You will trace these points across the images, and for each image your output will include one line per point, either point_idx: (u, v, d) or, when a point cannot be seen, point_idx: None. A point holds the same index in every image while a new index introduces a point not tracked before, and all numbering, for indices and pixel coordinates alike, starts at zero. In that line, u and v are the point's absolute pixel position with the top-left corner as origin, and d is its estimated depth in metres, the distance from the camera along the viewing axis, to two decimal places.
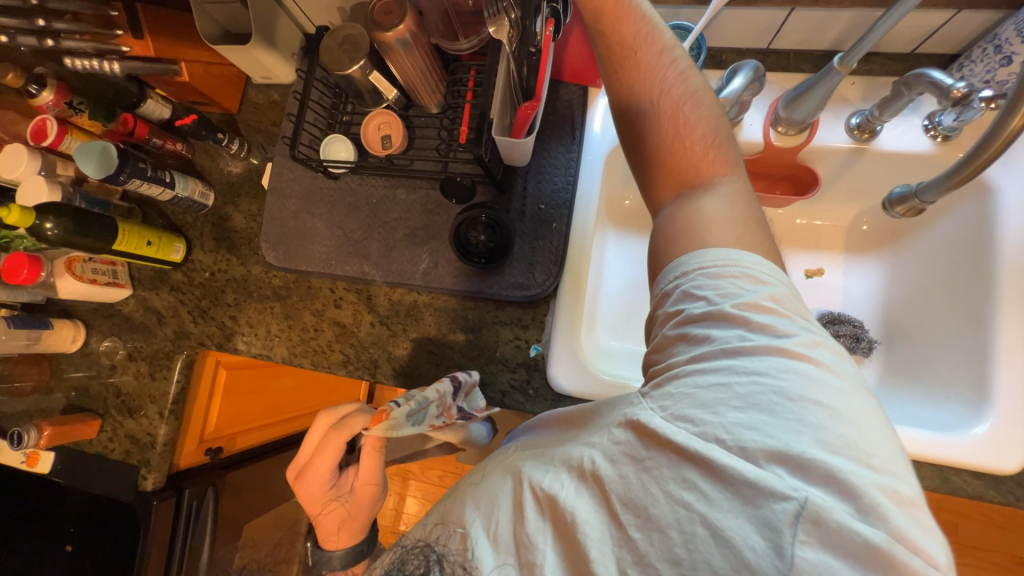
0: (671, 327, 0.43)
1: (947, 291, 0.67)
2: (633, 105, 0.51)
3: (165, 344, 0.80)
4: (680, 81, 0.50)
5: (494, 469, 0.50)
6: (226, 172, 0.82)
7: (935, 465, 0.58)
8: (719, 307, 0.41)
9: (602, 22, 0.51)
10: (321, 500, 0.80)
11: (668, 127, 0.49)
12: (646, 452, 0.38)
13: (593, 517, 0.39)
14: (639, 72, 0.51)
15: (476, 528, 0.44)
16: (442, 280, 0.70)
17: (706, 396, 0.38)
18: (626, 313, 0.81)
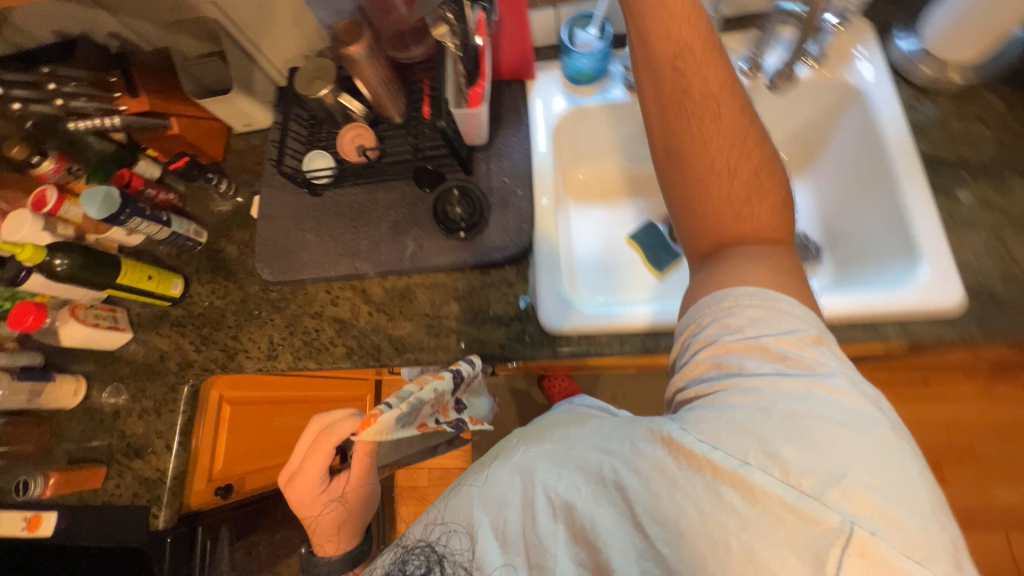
0: (712, 352, 0.48)
1: (863, 187, 0.76)
2: (692, 177, 0.55)
3: (169, 378, 0.81)
4: (753, 163, 0.54)
5: (501, 473, 0.53)
6: (216, 212, 0.90)
7: (896, 319, 0.64)
8: (757, 341, 0.46)
9: (686, 106, 0.55)
10: (314, 505, 0.79)
11: (732, 198, 0.54)
12: (676, 479, 0.42)
13: (615, 535, 0.44)
14: (715, 144, 0.54)
15: (484, 540, 0.51)
16: (428, 259, 0.77)
17: (746, 422, 0.42)
18: (602, 270, 0.89)
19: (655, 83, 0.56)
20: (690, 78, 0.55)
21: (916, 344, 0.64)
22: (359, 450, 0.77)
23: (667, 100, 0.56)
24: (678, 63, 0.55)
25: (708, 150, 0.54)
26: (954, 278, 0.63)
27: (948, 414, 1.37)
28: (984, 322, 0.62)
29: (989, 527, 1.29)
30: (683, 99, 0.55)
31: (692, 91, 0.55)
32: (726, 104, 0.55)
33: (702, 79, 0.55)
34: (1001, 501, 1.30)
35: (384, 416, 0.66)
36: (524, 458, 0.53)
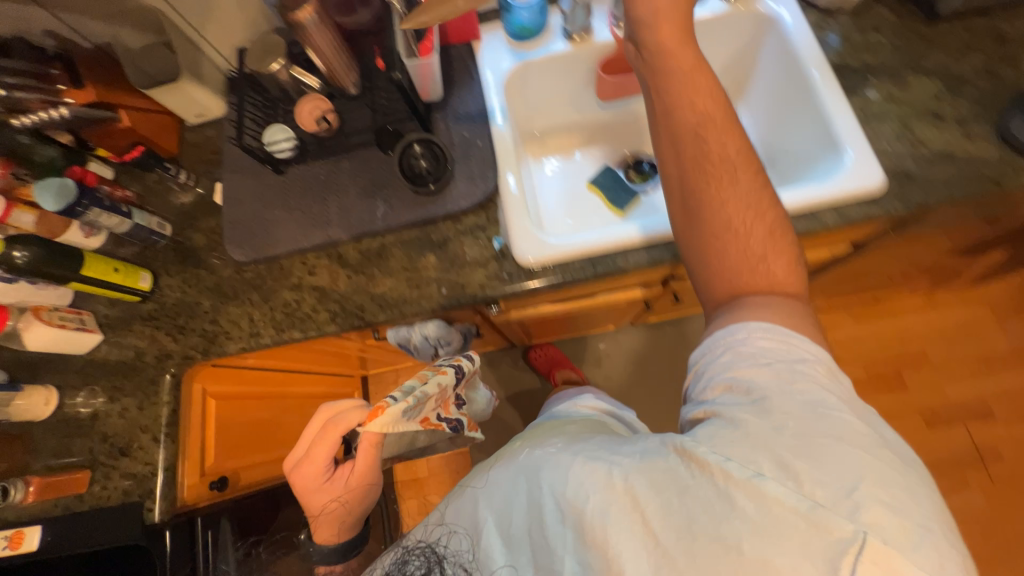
0: (728, 373, 0.49)
1: (789, 105, 0.85)
2: (707, 228, 0.54)
3: (148, 371, 0.79)
4: (769, 220, 0.54)
5: (502, 478, 0.55)
6: (178, 204, 0.89)
7: (831, 207, 0.71)
8: (771, 366, 0.47)
9: (704, 163, 0.55)
10: (321, 492, 0.78)
11: (749, 254, 0.53)
12: (687, 486, 0.42)
13: (630, 544, 0.42)
14: (733, 204, 0.54)
15: (489, 536, 0.52)
16: (399, 216, 0.79)
17: (760, 439, 0.42)
18: (569, 215, 0.94)
19: (672, 140, 0.57)
20: (709, 142, 0.55)
21: (852, 225, 0.71)
22: (367, 441, 0.75)
23: (684, 156, 0.56)
24: (699, 126, 0.56)
25: (724, 206, 0.54)
26: (874, 163, 0.70)
27: (898, 328, 1.49)
28: (902, 198, 0.69)
29: (950, 422, 1.40)
30: (700, 159, 0.55)
31: (710, 150, 0.55)
32: (742, 160, 0.56)
33: (721, 142, 0.55)
34: (956, 398, 1.42)
35: (392, 407, 0.71)
36: (529, 459, 0.54)
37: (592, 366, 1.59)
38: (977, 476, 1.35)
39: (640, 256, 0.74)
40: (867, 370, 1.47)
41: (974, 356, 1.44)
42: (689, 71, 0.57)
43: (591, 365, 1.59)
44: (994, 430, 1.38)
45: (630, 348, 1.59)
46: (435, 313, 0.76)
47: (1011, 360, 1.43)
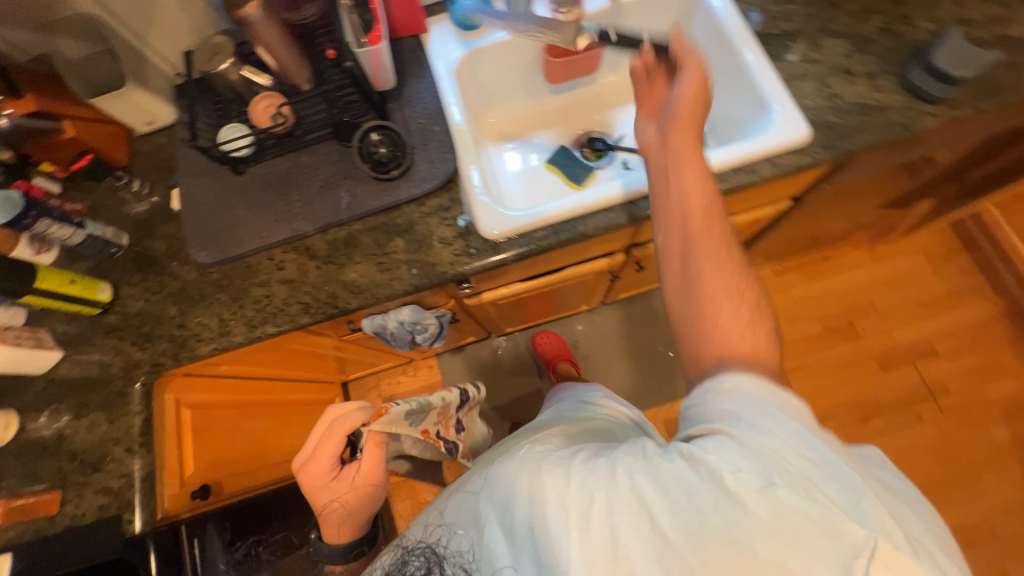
0: (720, 399, 0.48)
1: (721, 74, 0.91)
2: (698, 283, 0.56)
3: (116, 383, 0.77)
4: (753, 295, 0.55)
5: (505, 474, 0.54)
6: (133, 213, 0.87)
7: (766, 159, 0.77)
8: (758, 395, 0.47)
9: (695, 219, 0.58)
10: (326, 491, 0.76)
11: (737, 322, 0.53)
12: (692, 488, 0.41)
13: (638, 540, 0.40)
14: (727, 278, 0.55)
15: (491, 531, 0.50)
16: (363, 204, 0.81)
17: (759, 455, 0.41)
18: (530, 194, 0.98)
19: (674, 209, 0.60)
20: (709, 220, 0.58)
21: (787, 175, 0.78)
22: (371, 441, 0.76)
23: (677, 211, 0.59)
24: (698, 203, 0.58)
25: (717, 276, 0.55)
26: (799, 117, 0.77)
27: (846, 282, 1.61)
28: (827, 146, 0.76)
29: (902, 364, 1.51)
30: (697, 230, 0.57)
31: (700, 209, 0.58)
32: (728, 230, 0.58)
33: (715, 220, 0.58)
34: (904, 340, 1.53)
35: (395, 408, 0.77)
36: (532, 460, 0.53)
37: (570, 348, 1.63)
38: (929, 409, 1.46)
39: (599, 220, 0.78)
40: (823, 324, 1.57)
41: (917, 301, 1.57)
42: (688, 143, 0.62)
43: (569, 348, 1.63)
44: (939, 365, 1.50)
45: (605, 327, 1.65)
46: (408, 294, 0.78)
47: (947, 300, 1.56)
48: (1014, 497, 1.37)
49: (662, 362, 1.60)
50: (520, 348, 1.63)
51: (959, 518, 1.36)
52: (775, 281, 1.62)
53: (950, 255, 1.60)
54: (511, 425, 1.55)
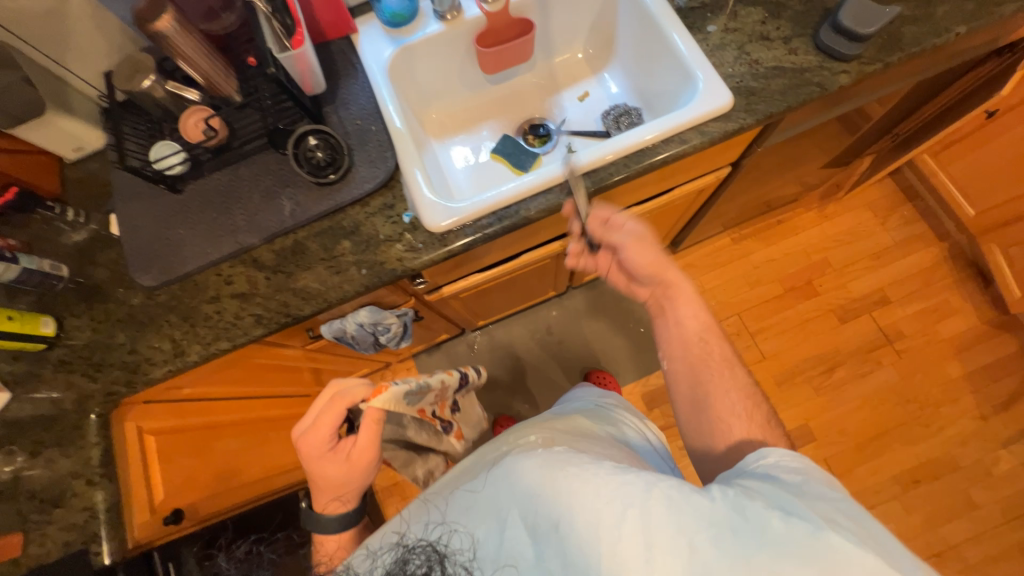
0: (766, 469, 0.51)
1: (649, 51, 0.94)
2: (705, 406, 0.67)
3: (70, 417, 0.76)
4: (756, 407, 0.65)
5: (525, 471, 0.52)
6: (71, 243, 0.85)
7: (693, 129, 0.80)
8: (801, 469, 0.51)
9: (693, 351, 0.71)
10: (321, 461, 0.75)
11: (748, 434, 0.63)
12: (742, 524, 0.43)
13: (679, 565, 0.42)
14: (732, 397, 0.66)
15: (512, 527, 0.49)
16: (307, 210, 0.80)
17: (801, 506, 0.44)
18: (478, 185, 0.99)
19: (678, 346, 0.73)
20: (708, 346, 0.70)
21: (716, 142, 0.81)
22: (369, 417, 0.73)
23: (683, 347, 0.72)
24: (695, 335, 0.71)
25: (723, 393, 0.66)
26: (721, 87, 0.80)
27: (801, 242, 1.67)
28: (750, 111, 0.80)
29: (859, 314, 1.58)
30: (698, 360, 0.70)
31: (696, 342, 0.71)
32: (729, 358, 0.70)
33: (711, 346, 0.71)
34: (858, 292, 1.60)
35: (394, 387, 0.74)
36: (555, 460, 0.52)
37: (544, 334, 1.66)
38: (888, 354, 1.53)
39: (540, 203, 0.80)
40: (784, 284, 1.63)
41: (867, 253, 1.64)
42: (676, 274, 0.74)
43: (543, 334, 1.65)
44: (893, 312, 1.57)
45: (576, 310, 1.67)
46: (361, 295, 0.78)
47: (895, 250, 1.63)
48: (971, 427, 1.45)
49: (634, 338, 1.64)
50: (494, 340, 1.65)
51: (923, 452, 1.44)
52: (735, 248, 1.68)
53: (894, 206, 1.67)
54: (494, 416, 1.57)
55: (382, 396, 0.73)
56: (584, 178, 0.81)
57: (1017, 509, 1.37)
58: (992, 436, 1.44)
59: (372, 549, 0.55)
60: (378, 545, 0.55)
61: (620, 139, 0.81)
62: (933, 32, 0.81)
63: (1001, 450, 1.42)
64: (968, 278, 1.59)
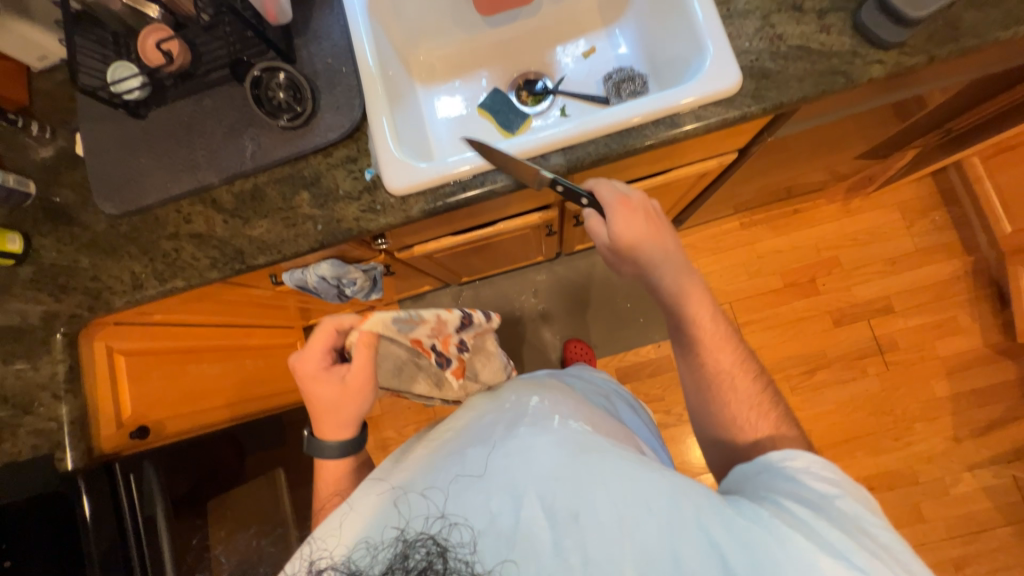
0: (789, 480, 0.54)
1: (665, 7, 0.82)
2: (705, 407, 0.68)
3: (37, 332, 0.79)
4: (755, 405, 0.65)
5: (546, 455, 0.56)
6: (38, 159, 0.84)
7: (690, 111, 0.72)
8: (824, 480, 0.53)
9: (695, 348, 0.69)
10: (315, 386, 0.68)
11: (758, 435, 0.63)
12: (780, 552, 0.46)
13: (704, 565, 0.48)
14: (735, 405, 0.65)
15: (527, 507, 0.52)
16: (268, 154, 0.77)
17: (834, 539, 0.48)
18: (459, 142, 0.92)
19: (678, 345, 0.72)
20: (704, 349, 0.68)
21: (712, 130, 0.73)
22: (360, 344, 0.66)
23: (683, 345, 0.71)
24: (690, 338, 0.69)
25: (727, 394, 0.66)
26: (731, 65, 0.71)
27: (815, 236, 1.57)
28: (758, 98, 0.71)
29: (857, 319, 1.51)
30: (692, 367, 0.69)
31: (701, 337, 0.69)
32: (728, 355, 0.68)
33: (711, 351, 0.68)
34: (862, 297, 1.52)
35: (381, 313, 0.65)
36: (580, 450, 0.56)
37: (530, 297, 1.64)
38: (875, 364, 1.49)
39: (509, 174, 0.74)
40: (784, 279, 1.55)
41: (884, 256, 1.54)
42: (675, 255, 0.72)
43: (528, 297, 1.64)
44: (893, 322, 1.50)
45: (565, 277, 1.64)
46: (316, 250, 0.76)
47: (914, 257, 1.52)
48: (940, 446, 1.43)
49: (619, 312, 1.62)
50: (480, 297, 1.64)
51: (884, 463, 1.44)
52: (741, 234, 1.59)
53: (926, 210, 1.54)
54: None
55: (370, 322, 0.65)
56: (558, 153, 0.74)
57: (963, 529, 1.39)
58: (960, 459, 1.42)
59: (370, 538, 0.53)
60: (376, 536, 0.53)
61: (605, 114, 0.73)
62: (999, 24, 0.68)
63: (964, 472, 1.41)
64: (984, 298, 1.49)
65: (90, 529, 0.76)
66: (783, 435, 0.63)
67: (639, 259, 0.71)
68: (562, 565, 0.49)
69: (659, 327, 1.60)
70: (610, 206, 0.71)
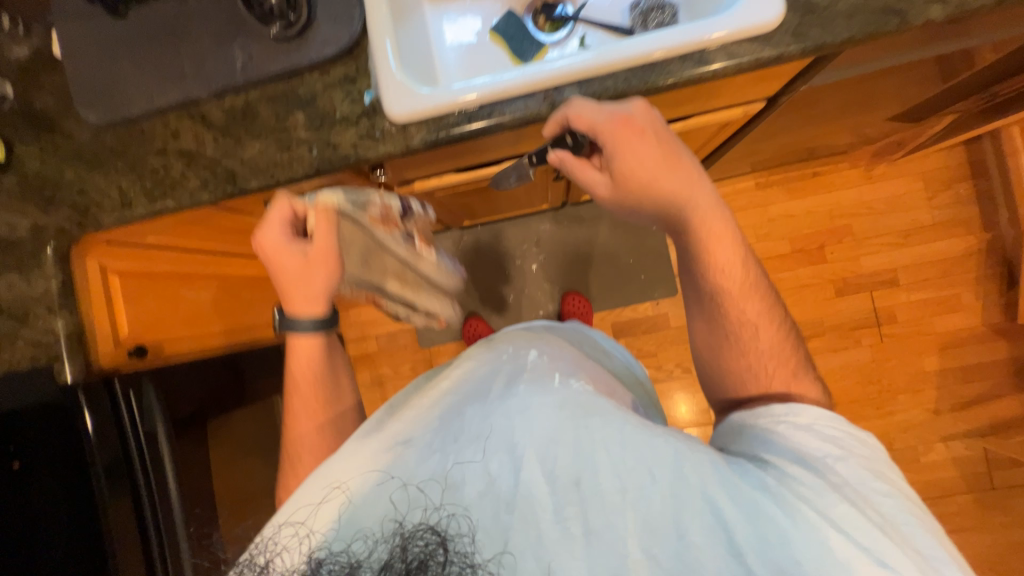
0: (785, 438, 0.59)
1: None
2: (724, 354, 0.71)
3: (27, 245, 0.78)
4: (775, 352, 0.69)
5: (546, 418, 0.57)
6: (14, 58, 0.79)
7: (721, 48, 0.66)
8: (818, 435, 0.59)
9: (723, 297, 0.69)
10: (279, 259, 0.68)
11: (774, 381, 0.67)
12: (781, 510, 0.50)
13: (707, 532, 0.50)
14: (754, 355, 0.69)
15: (527, 471, 0.53)
16: (260, 68, 0.71)
17: (831, 494, 0.52)
18: (468, 69, 0.85)
19: (696, 294, 0.73)
20: (732, 298, 0.69)
21: (743, 72, 0.67)
22: (320, 215, 0.67)
23: (705, 295, 0.71)
24: (718, 287, 0.69)
25: (748, 343, 0.69)
26: None
27: (831, 202, 1.51)
28: (799, 36, 0.64)
29: (859, 290, 1.50)
30: (715, 317, 0.71)
31: (731, 285, 0.69)
32: (754, 306, 0.69)
33: (738, 303, 0.69)
34: (869, 267, 1.50)
35: (331, 189, 0.68)
36: (581, 413, 0.57)
37: (532, 246, 1.61)
38: (870, 335, 1.49)
39: (520, 107, 0.69)
40: (792, 244, 1.52)
41: (898, 227, 1.49)
42: (698, 194, 0.67)
43: (530, 245, 1.61)
44: (896, 295, 1.49)
45: (569, 228, 1.60)
46: (311, 177, 0.72)
47: (930, 231, 1.48)
48: (919, 417, 1.48)
49: (621, 267, 1.60)
50: (480, 242, 1.62)
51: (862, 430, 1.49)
52: (755, 194, 1.53)
53: (951, 182, 1.47)
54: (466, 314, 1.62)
55: (325, 197, 0.67)
56: (574, 87, 0.69)
57: (926, 494, 1.46)
58: (936, 430, 1.47)
59: (367, 528, 0.51)
60: (373, 526, 0.51)
61: (629, 45, 0.66)
62: None
63: (937, 442, 1.47)
64: (993, 277, 1.46)
65: (93, 445, 0.76)
66: (798, 382, 0.68)
67: (652, 192, 0.67)
68: (564, 535, 0.51)
69: (660, 284, 1.59)
70: (611, 128, 0.63)
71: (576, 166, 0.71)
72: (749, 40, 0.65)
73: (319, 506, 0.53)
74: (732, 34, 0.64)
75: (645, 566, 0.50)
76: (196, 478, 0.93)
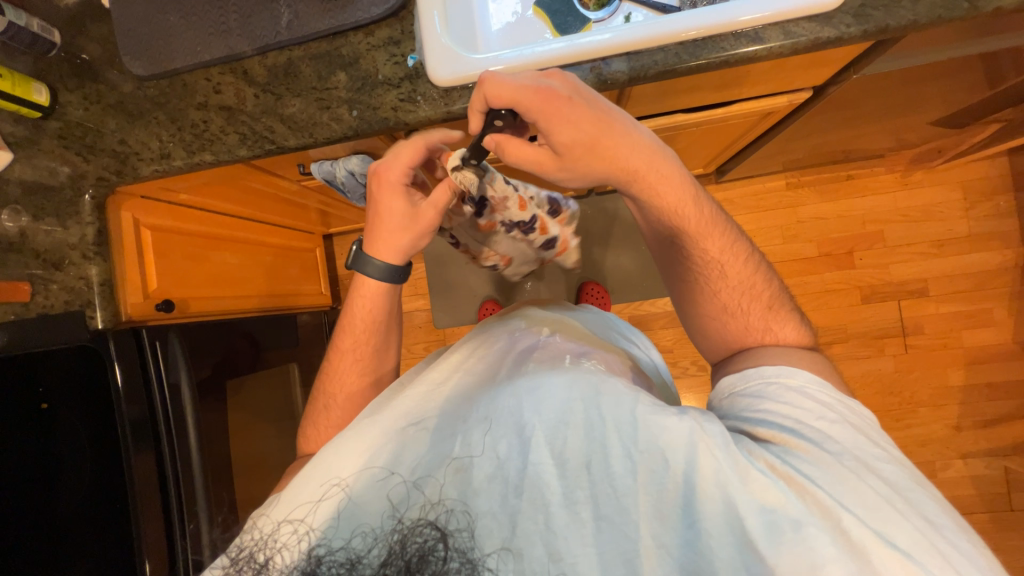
0: (782, 408, 0.57)
1: None
2: (703, 307, 0.70)
3: (65, 191, 0.79)
4: (745, 286, 0.68)
5: (554, 396, 0.56)
6: (62, 7, 0.80)
7: (777, 27, 0.64)
8: (820, 402, 0.57)
9: (699, 245, 0.66)
10: (386, 201, 0.66)
11: (751, 323, 0.68)
12: (786, 491, 0.48)
13: (716, 521, 0.48)
14: (724, 293, 0.68)
15: (536, 453, 0.52)
16: (305, 25, 0.71)
17: (835, 469, 0.50)
18: (509, 39, 0.84)
19: (659, 242, 0.70)
20: (705, 244, 0.66)
21: (796, 52, 0.65)
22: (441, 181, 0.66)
23: (673, 248, 0.68)
24: (687, 235, 0.66)
25: (721, 288, 0.68)
26: None
27: (864, 207, 1.47)
28: (861, 17, 0.62)
29: (885, 299, 1.46)
30: (682, 260, 0.69)
31: (703, 228, 0.66)
32: (721, 245, 0.67)
33: (701, 242, 0.66)
34: (897, 276, 1.46)
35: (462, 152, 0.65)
36: (592, 393, 0.55)
37: None
38: (894, 346, 1.46)
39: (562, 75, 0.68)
40: (820, 248, 1.48)
41: (933, 237, 1.45)
42: (654, 162, 0.59)
43: None
44: (925, 307, 1.45)
45: (592, 217, 1.59)
46: (349, 139, 0.72)
47: (966, 242, 1.44)
48: (938, 433, 1.44)
49: (642, 260, 1.58)
50: None
51: None
52: (786, 194, 1.49)
53: (991, 194, 1.43)
54: (483, 298, 1.62)
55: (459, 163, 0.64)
56: (621, 59, 0.67)
57: None
58: (955, 446, 1.43)
59: (368, 524, 0.51)
60: (374, 522, 0.51)
61: (680, 17, 0.65)
62: None
63: (956, 459, 1.43)
64: None
65: (121, 396, 0.76)
66: (774, 316, 0.68)
67: (603, 158, 0.57)
68: (573, 519, 0.50)
69: None
70: (535, 105, 0.53)
71: (510, 148, 0.57)
72: (808, 20, 0.63)
73: (319, 503, 0.53)
74: (790, 10, 0.63)
75: (655, 556, 0.49)
76: (213, 435, 0.94)
